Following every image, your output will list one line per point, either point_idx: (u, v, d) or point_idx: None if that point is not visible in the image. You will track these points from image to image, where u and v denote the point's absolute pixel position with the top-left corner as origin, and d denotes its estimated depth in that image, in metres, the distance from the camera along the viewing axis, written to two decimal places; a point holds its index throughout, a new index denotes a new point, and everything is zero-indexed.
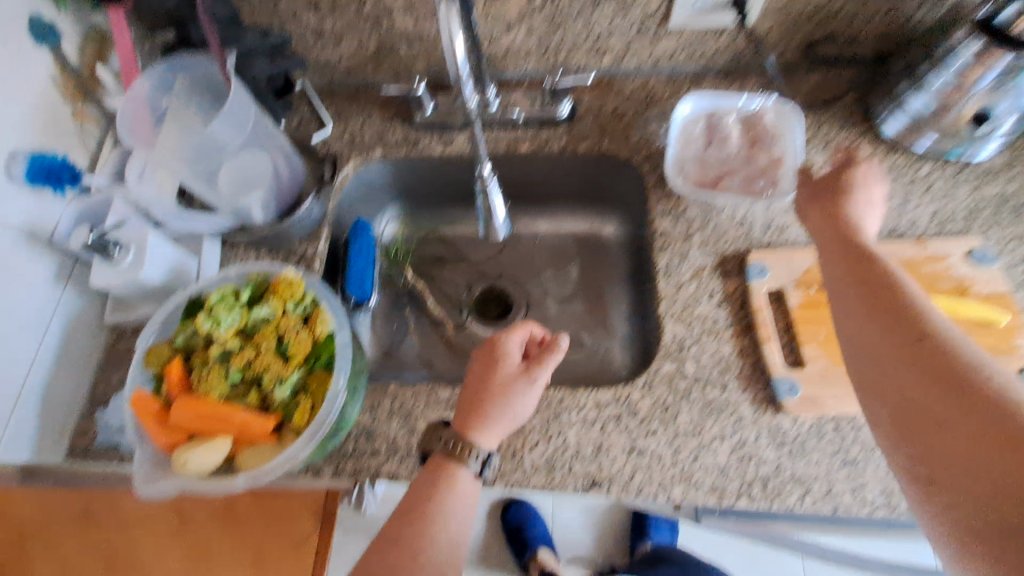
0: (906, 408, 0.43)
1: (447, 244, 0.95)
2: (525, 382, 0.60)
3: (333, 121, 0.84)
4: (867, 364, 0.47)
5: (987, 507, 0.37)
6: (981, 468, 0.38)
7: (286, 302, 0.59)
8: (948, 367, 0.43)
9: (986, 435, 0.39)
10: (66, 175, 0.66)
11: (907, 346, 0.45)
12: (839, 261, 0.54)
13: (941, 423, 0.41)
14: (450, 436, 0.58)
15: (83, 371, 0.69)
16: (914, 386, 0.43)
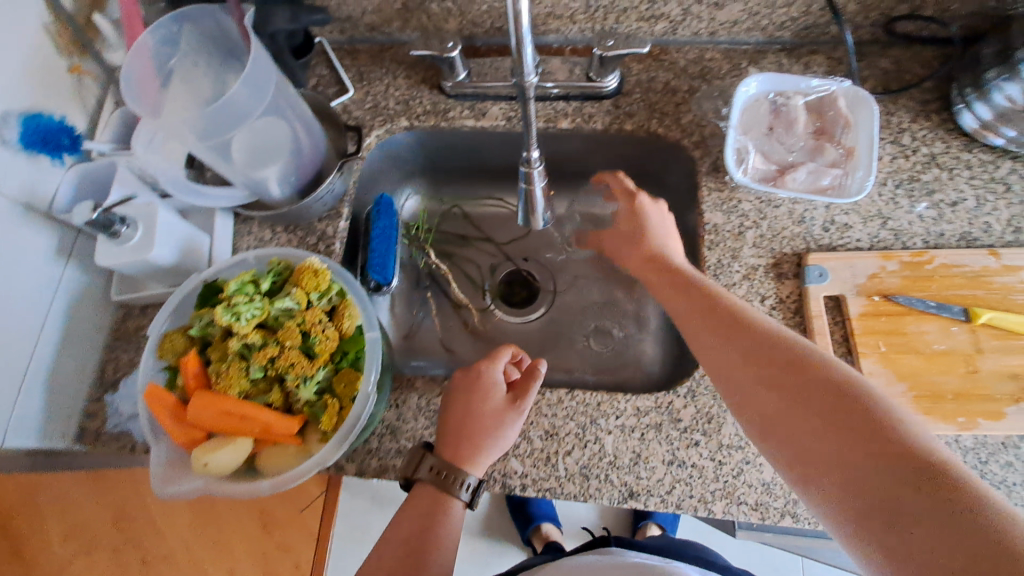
0: (788, 439, 0.43)
1: (472, 222, 0.90)
2: (515, 414, 0.57)
3: (354, 84, 0.77)
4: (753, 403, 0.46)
5: (893, 525, 0.35)
6: (870, 477, 0.37)
7: (310, 294, 0.54)
8: (806, 382, 0.44)
9: (860, 442, 0.39)
10: (66, 140, 0.61)
11: (781, 376, 0.45)
12: (696, 294, 0.55)
13: (826, 442, 0.40)
14: (439, 464, 0.55)
15: (90, 351, 0.65)
16: (790, 414, 0.43)
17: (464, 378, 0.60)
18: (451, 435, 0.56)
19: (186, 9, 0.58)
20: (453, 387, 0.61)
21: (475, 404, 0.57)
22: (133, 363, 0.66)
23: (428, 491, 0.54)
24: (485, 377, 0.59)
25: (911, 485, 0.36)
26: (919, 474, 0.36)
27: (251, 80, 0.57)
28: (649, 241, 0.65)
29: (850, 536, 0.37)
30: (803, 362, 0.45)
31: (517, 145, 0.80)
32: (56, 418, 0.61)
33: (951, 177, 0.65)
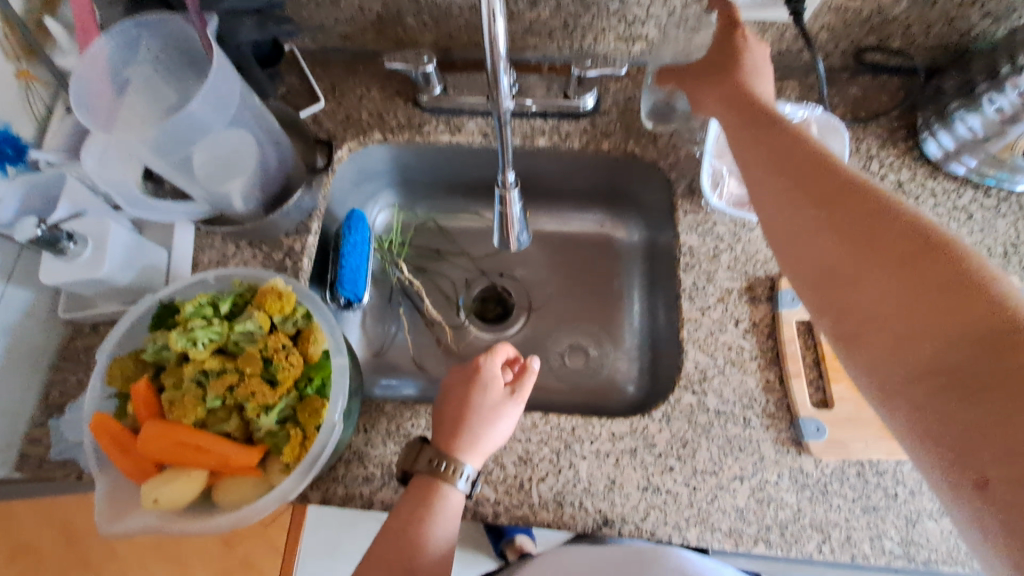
0: (845, 291, 0.44)
1: (446, 236, 0.88)
2: (512, 403, 0.57)
3: (326, 95, 0.75)
4: (789, 235, 0.49)
5: (933, 387, 0.38)
6: (924, 336, 0.39)
7: (273, 317, 0.51)
8: (878, 237, 0.43)
9: (923, 302, 0.39)
10: (8, 149, 0.57)
11: (822, 208, 0.47)
12: (771, 145, 0.52)
13: (887, 298, 0.41)
14: (438, 454, 0.54)
15: (35, 371, 0.61)
16: (855, 267, 0.43)
17: (464, 371, 0.60)
18: (451, 423, 0.56)
19: (145, 17, 0.55)
20: (452, 378, 0.60)
21: (475, 395, 0.57)
22: (82, 384, 0.62)
23: (425, 483, 0.53)
24: (484, 369, 0.59)
25: (966, 350, 0.37)
26: (982, 341, 0.36)
27: (212, 95, 0.54)
28: (740, 72, 0.58)
29: (885, 384, 0.41)
30: (880, 220, 0.44)
31: (495, 161, 0.79)
32: None
33: (917, 204, 0.67)
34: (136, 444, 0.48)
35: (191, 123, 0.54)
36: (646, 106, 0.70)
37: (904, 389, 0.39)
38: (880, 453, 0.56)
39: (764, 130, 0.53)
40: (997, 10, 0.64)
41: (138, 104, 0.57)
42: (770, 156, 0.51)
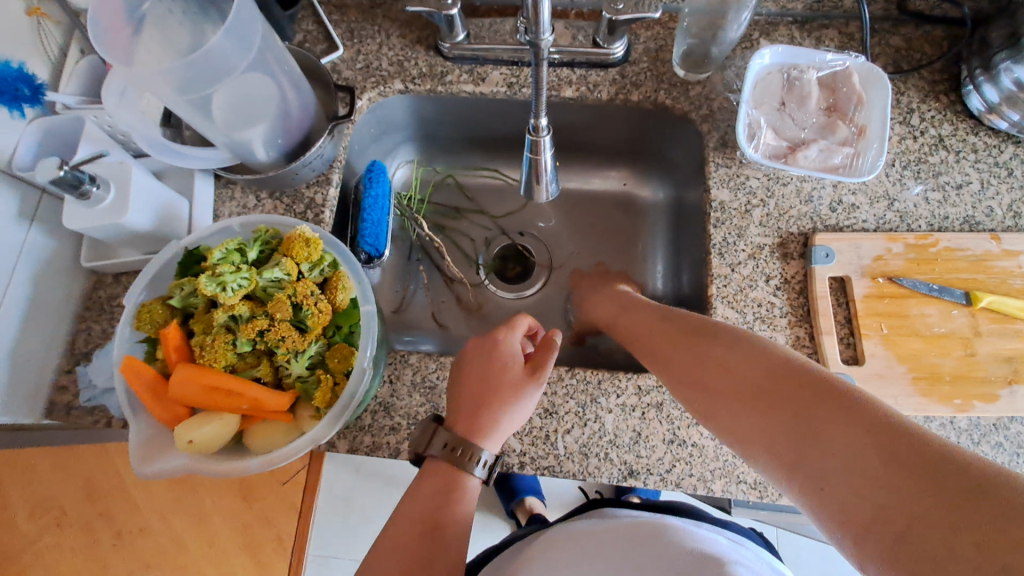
0: (782, 441, 0.39)
1: (466, 194, 0.87)
2: (534, 385, 0.56)
3: (345, 42, 0.72)
4: (731, 430, 0.44)
5: (800, 460, 0.38)
6: (783, 425, 0.40)
7: (300, 264, 0.51)
8: (732, 357, 0.46)
9: (763, 398, 0.42)
10: (26, 90, 0.56)
11: (748, 396, 0.43)
12: (647, 312, 0.60)
13: (777, 415, 0.40)
14: (454, 440, 0.52)
15: (60, 320, 0.61)
16: (718, 388, 0.46)
17: (484, 349, 0.59)
18: (470, 405, 0.54)
19: None
20: (468, 355, 0.59)
21: (497, 376, 0.56)
22: (108, 333, 0.62)
23: (443, 469, 0.52)
24: (505, 351, 0.58)
25: (808, 428, 0.38)
26: (817, 414, 0.38)
27: (234, 30, 0.52)
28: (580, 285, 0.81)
29: (776, 471, 0.40)
30: (717, 341, 0.49)
31: (518, 114, 0.77)
32: (23, 391, 0.57)
33: (957, 159, 0.64)
34: (169, 387, 0.48)
35: (210, 64, 0.52)
36: (677, 55, 0.68)
37: (789, 468, 0.39)
38: (910, 410, 0.55)
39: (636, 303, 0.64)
40: None
41: (152, 44, 0.55)
42: (687, 343, 0.51)
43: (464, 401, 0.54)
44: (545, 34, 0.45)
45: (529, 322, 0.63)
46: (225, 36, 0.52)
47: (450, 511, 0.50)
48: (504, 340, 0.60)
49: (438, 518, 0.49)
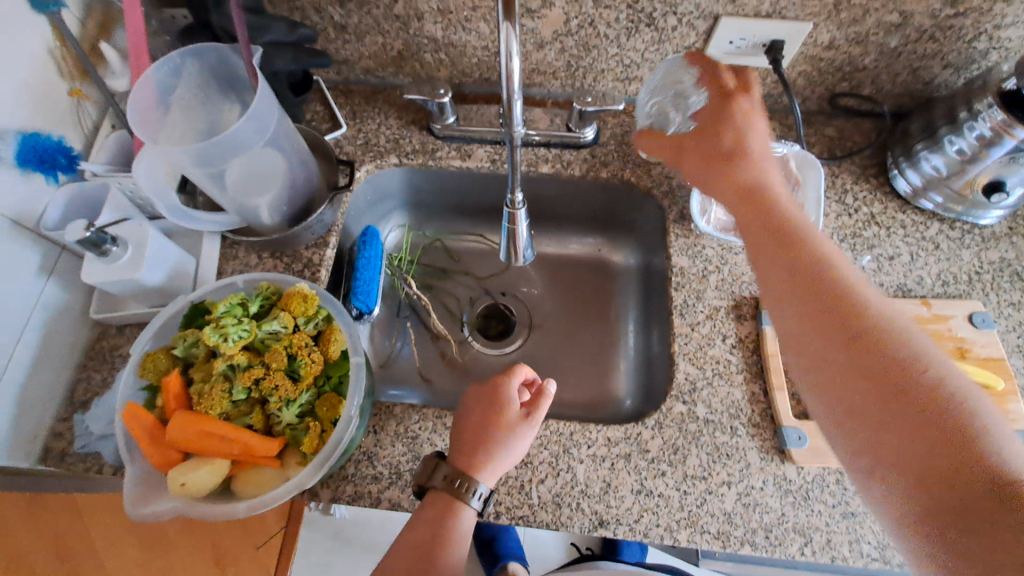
0: (916, 475, 0.40)
1: (452, 255, 0.94)
2: (527, 427, 0.60)
3: (347, 121, 0.81)
4: (855, 426, 0.44)
5: (943, 509, 0.39)
6: (932, 470, 0.40)
7: (297, 318, 0.56)
8: (880, 371, 0.44)
9: (916, 433, 0.41)
10: (62, 159, 0.62)
11: (886, 415, 0.43)
12: (798, 259, 0.51)
13: (915, 451, 0.41)
14: (453, 472, 0.56)
15: (62, 369, 0.65)
16: (867, 405, 0.44)
17: (484, 392, 0.63)
18: (471, 445, 0.58)
19: (196, 45, 0.61)
20: (472, 397, 0.63)
21: (496, 420, 0.60)
22: (106, 382, 0.66)
23: (441, 499, 0.56)
24: (505, 394, 0.62)
25: (965, 492, 0.38)
26: (975, 484, 0.38)
27: (254, 115, 0.60)
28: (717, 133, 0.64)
29: (892, 493, 0.42)
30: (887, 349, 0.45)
31: (501, 187, 0.85)
32: (19, 437, 0.60)
33: (888, 234, 0.73)
34: (166, 433, 0.52)
35: (230, 143, 0.60)
36: None
37: (910, 501, 0.40)
38: None
39: (775, 233, 0.54)
40: (955, 64, 0.71)
41: (175, 121, 0.63)
42: (832, 324, 0.47)
43: (464, 441, 0.58)
44: (518, 128, 0.54)
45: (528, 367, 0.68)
46: (246, 121, 0.60)
47: (444, 539, 0.53)
48: (503, 384, 0.63)
49: (432, 545, 0.53)
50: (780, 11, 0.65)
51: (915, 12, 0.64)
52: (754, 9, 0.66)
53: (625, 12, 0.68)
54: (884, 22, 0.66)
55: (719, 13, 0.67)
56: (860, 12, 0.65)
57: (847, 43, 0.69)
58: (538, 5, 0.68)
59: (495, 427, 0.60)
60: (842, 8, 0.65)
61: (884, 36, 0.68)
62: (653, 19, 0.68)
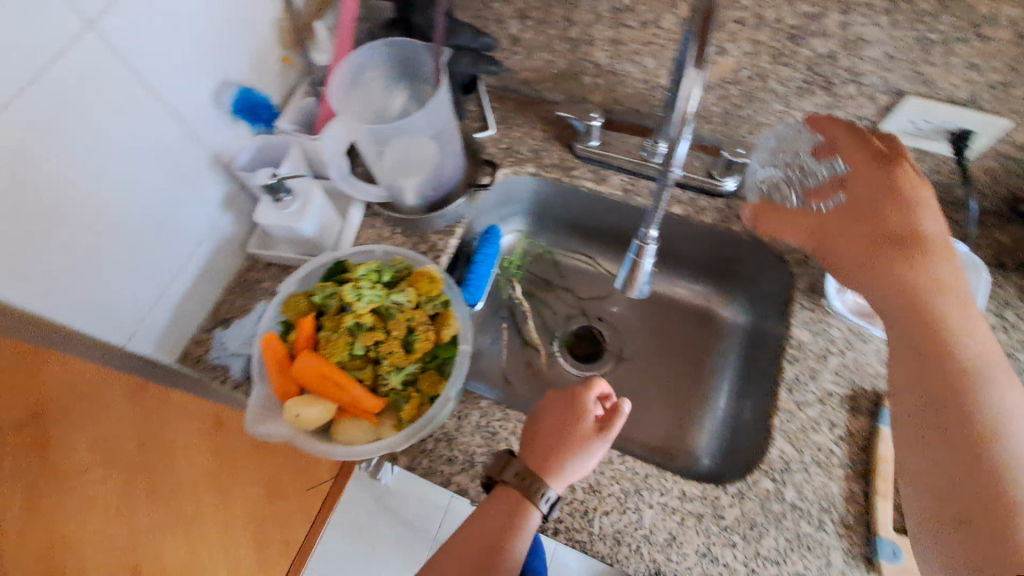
0: (945, 494, 0.45)
1: (558, 270, 0.96)
2: (600, 441, 0.60)
3: (497, 125, 0.86)
4: (911, 447, 0.48)
5: (956, 507, 0.44)
6: (952, 488, 0.44)
7: (421, 295, 0.60)
8: (945, 403, 0.47)
9: (949, 455, 0.45)
10: (264, 116, 0.69)
11: (940, 438, 0.46)
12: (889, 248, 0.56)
13: (955, 477, 0.44)
14: (524, 471, 0.58)
15: (215, 289, 0.75)
16: (916, 419, 0.49)
17: (561, 399, 0.64)
18: (544, 447, 0.60)
19: (395, 38, 0.69)
20: (549, 402, 0.65)
21: (571, 428, 0.61)
22: (245, 308, 0.75)
23: (509, 496, 0.57)
24: (581, 405, 0.62)
25: (985, 493, 0.42)
26: (985, 485, 0.43)
27: (430, 109, 0.66)
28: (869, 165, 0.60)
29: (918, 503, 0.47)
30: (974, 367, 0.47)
31: (626, 217, 0.86)
32: (171, 336, 0.70)
33: None
34: (292, 366, 0.58)
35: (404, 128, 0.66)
36: None
37: (953, 520, 0.43)
38: None
39: (885, 237, 0.57)
40: None
41: (354, 99, 0.70)
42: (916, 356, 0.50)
43: (538, 442, 0.60)
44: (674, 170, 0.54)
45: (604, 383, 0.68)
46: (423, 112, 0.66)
47: (508, 536, 0.54)
48: (581, 394, 0.64)
49: (496, 539, 0.54)
50: (977, 101, 0.61)
51: None
52: (947, 93, 0.62)
53: (803, 72, 0.66)
54: None
55: (906, 91, 0.63)
56: None
57: None
58: (714, 51, 0.68)
59: (569, 435, 0.60)
60: None
61: None
62: (830, 84, 0.66)
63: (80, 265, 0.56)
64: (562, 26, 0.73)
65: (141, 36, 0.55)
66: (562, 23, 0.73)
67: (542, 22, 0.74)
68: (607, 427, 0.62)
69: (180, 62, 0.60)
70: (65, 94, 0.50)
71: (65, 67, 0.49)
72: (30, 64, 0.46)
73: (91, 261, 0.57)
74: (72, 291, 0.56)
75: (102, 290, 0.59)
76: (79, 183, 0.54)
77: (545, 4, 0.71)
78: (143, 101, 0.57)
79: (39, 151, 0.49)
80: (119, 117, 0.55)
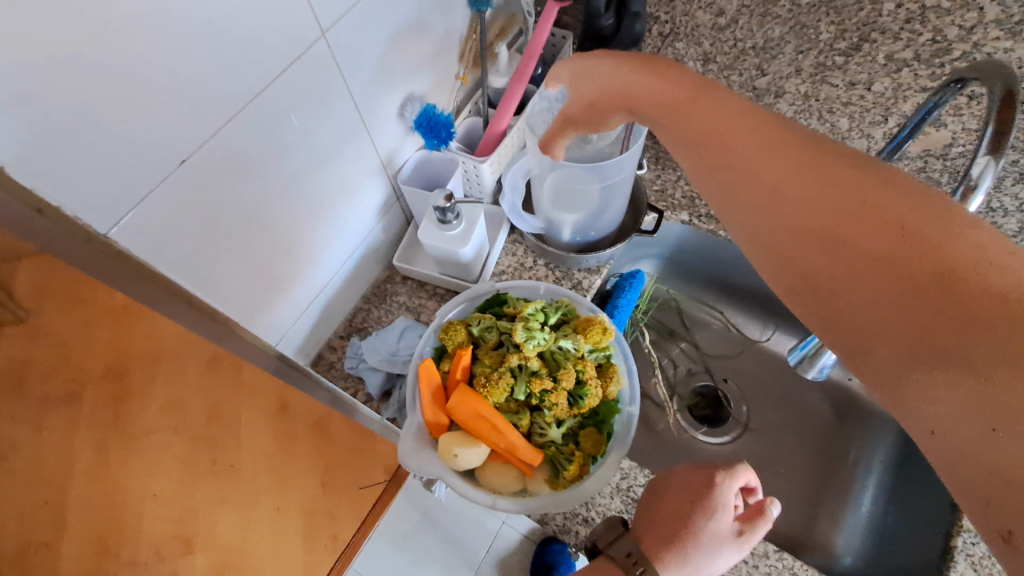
0: (854, 307, 0.33)
1: (684, 320, 0.91)
2: (733, 545, 0.51)
3: (649, 164, 0.82)
4: (863, 281, 0.32)
5: (1003, 427, 0.26)
6: (898, 308, 0.31)
7: (588, 345, 0.57)
8: (857, 216, 0.33)
9: (885, 275, 0.31)
10: (444, 133, 0.67)
11: (843, 246, 0.33)
12: (808, 161, 0.36)
13: (880, 286, 0.32)
14: (638, 554, 0.51)
15: (353, 296, 0.73)
16: (817, 235, 0.34)
17: (696, 477, 0.55)
18: (666, 532, 0.52)
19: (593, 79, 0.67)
20: (679, 478, 0.56)
21: (702, 519, 0.52)
22: (380, 320, 0.73)
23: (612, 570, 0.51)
24: (720, 495, 0.53)
25: (982, 368, 0.27)
26: (983, 311, 0.28)
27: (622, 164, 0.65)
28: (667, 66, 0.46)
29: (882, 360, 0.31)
30: (840, 238, 0.33)
31: None
32: (310, 339, 0.69)
33: None
34: (448, 399, 0.56)
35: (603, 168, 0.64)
36: None
37: (922, 336, 0.30)
38: None
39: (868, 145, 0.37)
40: None
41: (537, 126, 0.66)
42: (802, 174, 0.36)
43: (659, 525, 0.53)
44: None
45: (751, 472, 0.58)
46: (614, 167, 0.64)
47: None
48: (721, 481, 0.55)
49: None
50: None
51: None
52: None
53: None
54: None
55: None
56: None
57: None
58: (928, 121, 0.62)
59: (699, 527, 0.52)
60: None
61: None
62: None
63: (260, 265, 0.56)
64: (750, 74, 0.70)
65: (353, 46, 0.54)
66: (751, 72, 0.69)
67: (727, 69, 0.71)
68: (746, 530, 0.52)
69: (376, 75, 0.59)
70: (288, 99, 0.50)
71: (295, 75, 0.50)
72: (276, 66, 0.47)
73: (269, 262, 0.57)
74: (249, 290, 0.56)
75: (269, 293, 0.59)
76: (277, 186, 0.54)
77: (738, 51, 0.68)
78: (343, 110, 0.57)
79: (255, 153, 0.50)
80: (319, 118, 0.55)
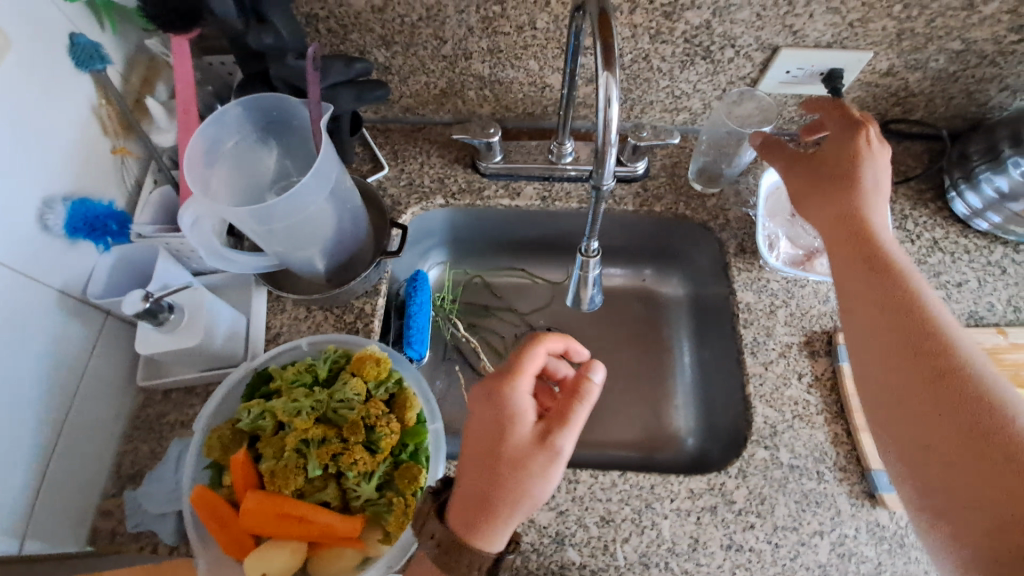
0: (910, 426, 0.45)
1: (492, 291, 0.89)
2: (543, 456, 0.46)
3: (388, 162, 0.78)
4: (919, 417, 0.44)
5: None
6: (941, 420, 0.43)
7: (369, 382, 0.53)
8: (912, 339, 0.47)
9: (944, 415, 0.43)
10: (113, 225, 0.59)
11: (904, 367, 0.47)
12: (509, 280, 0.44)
13: (935, 415, 0.43)
14: (443, 538, 0.44)
15: (106, 442, 0.60)
16: (887, 363, 0.48)
17: (487, 396, 0.49)
18: (474, 486, 0.46)
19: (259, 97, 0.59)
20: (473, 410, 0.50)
21: (504, 445, 0.46)
22: (155, 453, 0.61)
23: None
24: (513, 405, 0.48)
25: None
26: (979, 448, 0.41)
27: (315, 179, 0.56)
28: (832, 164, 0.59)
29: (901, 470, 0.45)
30: (892, 394, 0.47)
31: (546, 223, 0.83)
32: (65, 520, 0.55)
33: (953, 261, 0.70)
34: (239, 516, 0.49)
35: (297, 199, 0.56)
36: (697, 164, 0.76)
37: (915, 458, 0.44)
38: None
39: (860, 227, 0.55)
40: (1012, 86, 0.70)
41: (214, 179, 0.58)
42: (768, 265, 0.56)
43: (464, 481, 0.46)
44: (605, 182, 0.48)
45: (557, 340, 0.53)
46: (308, 185, 0.56)
47: None
48: (510, 389, 0.49)
49: None
50: (841, 41, 0.64)
51: (979, 39, 0.64)
52: (814, 39, 0.64)
53: (683, 46, 0.66)
54: (945, 50, 0.65)
55: (779, 44, 0.65)
56: (922, 40, 0.64)
57: (906, 70, 0.68)
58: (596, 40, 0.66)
59: (503, 456, 0.46)
60: (906, 36, 0.64)
61: (942, 63, 0.67)
62: (710, 52, 0.66)
63: None
64: (433, 44, 0.67)
65: None
66: (431, 42, 0.67)
67: (408, 46, 0.68)
68: (557, 420, 0.48)
69: None
70: None
71: None
72: None
73: None
74: None
75: None
76: None
77: (410, 27, 0.65)
78: None
79: None
80: None
